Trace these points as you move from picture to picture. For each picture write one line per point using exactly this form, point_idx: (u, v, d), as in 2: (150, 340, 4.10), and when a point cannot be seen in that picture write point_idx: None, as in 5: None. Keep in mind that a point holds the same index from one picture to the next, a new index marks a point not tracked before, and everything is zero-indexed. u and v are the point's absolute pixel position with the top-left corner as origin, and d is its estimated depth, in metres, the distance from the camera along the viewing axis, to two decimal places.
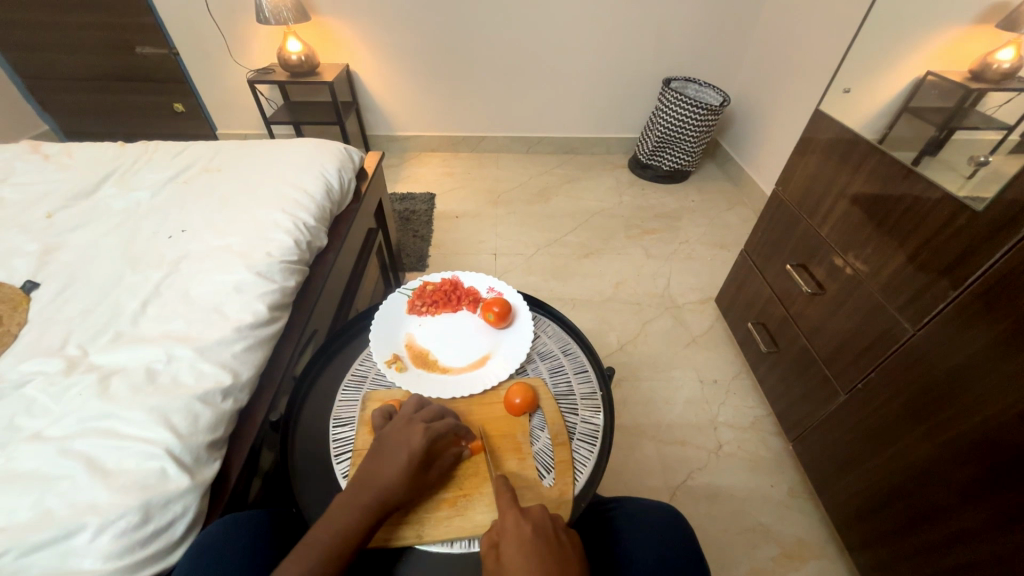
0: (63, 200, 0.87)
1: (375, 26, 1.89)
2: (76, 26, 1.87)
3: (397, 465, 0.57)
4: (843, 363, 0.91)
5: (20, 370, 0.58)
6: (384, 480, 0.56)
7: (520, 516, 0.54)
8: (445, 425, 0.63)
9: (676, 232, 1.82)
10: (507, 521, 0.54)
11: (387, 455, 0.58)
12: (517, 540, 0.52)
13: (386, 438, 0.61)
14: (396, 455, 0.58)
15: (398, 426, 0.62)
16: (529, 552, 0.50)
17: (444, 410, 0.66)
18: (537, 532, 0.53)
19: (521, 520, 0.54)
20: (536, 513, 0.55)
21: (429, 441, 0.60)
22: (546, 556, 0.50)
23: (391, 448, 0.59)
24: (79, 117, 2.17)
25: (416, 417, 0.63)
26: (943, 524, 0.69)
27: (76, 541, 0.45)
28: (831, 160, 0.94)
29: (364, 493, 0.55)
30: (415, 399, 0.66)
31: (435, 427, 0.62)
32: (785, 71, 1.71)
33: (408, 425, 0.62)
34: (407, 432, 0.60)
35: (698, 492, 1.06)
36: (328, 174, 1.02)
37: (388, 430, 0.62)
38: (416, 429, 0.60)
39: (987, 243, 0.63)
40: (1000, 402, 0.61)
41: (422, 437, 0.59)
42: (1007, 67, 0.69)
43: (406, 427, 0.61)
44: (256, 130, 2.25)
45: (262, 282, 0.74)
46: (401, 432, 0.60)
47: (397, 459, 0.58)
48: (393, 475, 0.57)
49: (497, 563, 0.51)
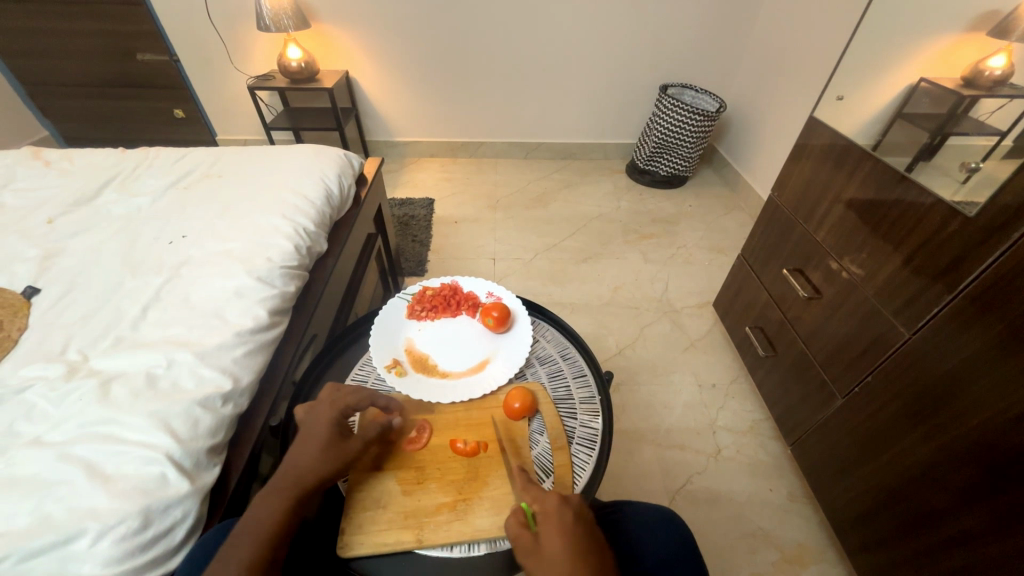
0: (63, 206, 0.88)
1: (375, 34, 1.91)
2: (77, 33, 1.88)
3: (313, 442, 0.58)
4: (841, 366, 0.91)
5: (20, 375, 0.58)
6: (303, 459, 0.57)
7: (560, 501, 0.54)
8: (356, 399, 0.65)
9: (674, 236, 1.83)
10: (546, 504, 0.55)
11: (303, 435, 0.60)
12: (557, 523, 0.52)
13: (303, 422, 0.62)
14: (311, 433, 0.59)
15: (310, 408, 0.63)
16: (569, 535, 0.51)
17: (370, 392, 0.68)
18: (576, 517, 0.53)
19: (561, 504, 0.54)
20: (575, 498, 0.55)
21: (337, 415, 0.62)
22: (585, 541, 0.51)
23: (306, 428, 0.60)
24: (79, 123, 2.18)
25: (329, 397, 0.65)
26: (941, 528, 0.70)
27: (76, 547, 0.45)
28: (826, 165, 0.95)
29: (287, 472, 0.56)
30: (333, 383, 0.68)
31: (343, 402, 0.63)
32: (781, 78, 1.73)
33: (318, 403, 0.63)
34: (317, 411, 0.62)
35: (697, 496, 1.07)
36: (327, 180, 1.02)
37: (303, 414, 0.63)
38: (323, 408, 0.62)
39: (980, 247, 0.64)
40: (996, 405, 0.61)
41: (329, 412, 0.61)
42: (999, 74, 0.71)
43: (315, 408, 0.63)
44: (255, 136, 2.26)
45: (262, 287, 0.74)
46: (312, 413, 0.62)
47: (312, 437, 0.59)
48: (310, 453, 0.57)
49: (535, 545, 0.51)
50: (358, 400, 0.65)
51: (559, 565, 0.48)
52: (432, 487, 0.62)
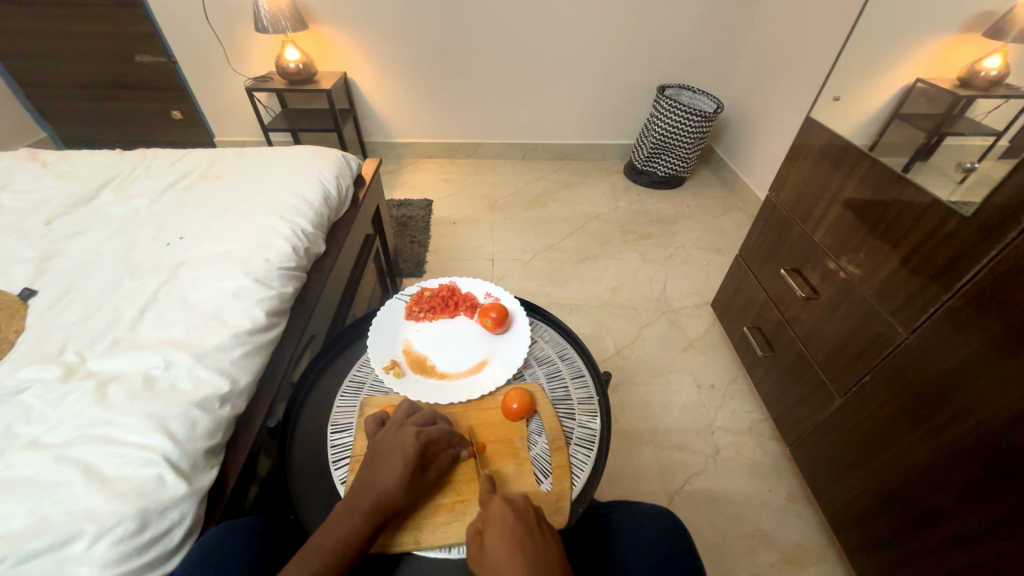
0: (61, 208, 0.87)
1: (373, 35, 1.91)
2: (75, 35, 1.88)
3: (394, 470, 0.57)
4: (839, 366, 0.91)
5: (17, 377, 0.58)
6: (381, 488, 0.56)
7: (503, 504, 0.56)
8: (439, 428, 0.63)
9: (672, 237, 1.83)
10: (491, 509, 0.56)
11: (382, 462, 0.58)
12: (501, 528, 0.53)
13: (380, 445, 0.61)
14: (392, 461, 0.58)
15: (391, 433, 0.62)
16: (511, 538, 0.52)
17: (434, 415, 0.67)
18: (518, 517, 0.54)
19: (504, 507, 0.55)
20: (519, 501, 0.56)
21: (423, 445, 0.60)
22: (528, 539, 0.52)
23: (386, 455, 0.59)
24: (77, 125, 2.17)
25: (408, 423, 0.64)
26: (940, 527, 0.70)
27: (73, 549, 0.45)
28: (823, 165, 0.96)
29: (363, 501, 0.56)
30: (406, 405, 0.67)
31: (428, 431, 0.62)
32: (778, 79, 1.73)
33: (401, 430, 0.62)
34: (400, 438, 0.60)
35: (696, 497, 1.07)
36: (326, 181, 1.02)
37: (383, 436, 0.62)
38: (409, 434, 0.60)
39: (976, 247, 0.65)
40: (993, 404, 0.61)
41: (416, 441, 0.60)
42: (994, 75, 0.71)
43: (399, 433, 0.61)
44: (254, 138, 2.26)
45: (260, 288, 0.74)
46: (394, 438, 0.61)
47: (393, 466, 0.58)
48: (389, 481, 0.57)
49: (480, 552, 0.52)
50: (441, 429, 0.63)
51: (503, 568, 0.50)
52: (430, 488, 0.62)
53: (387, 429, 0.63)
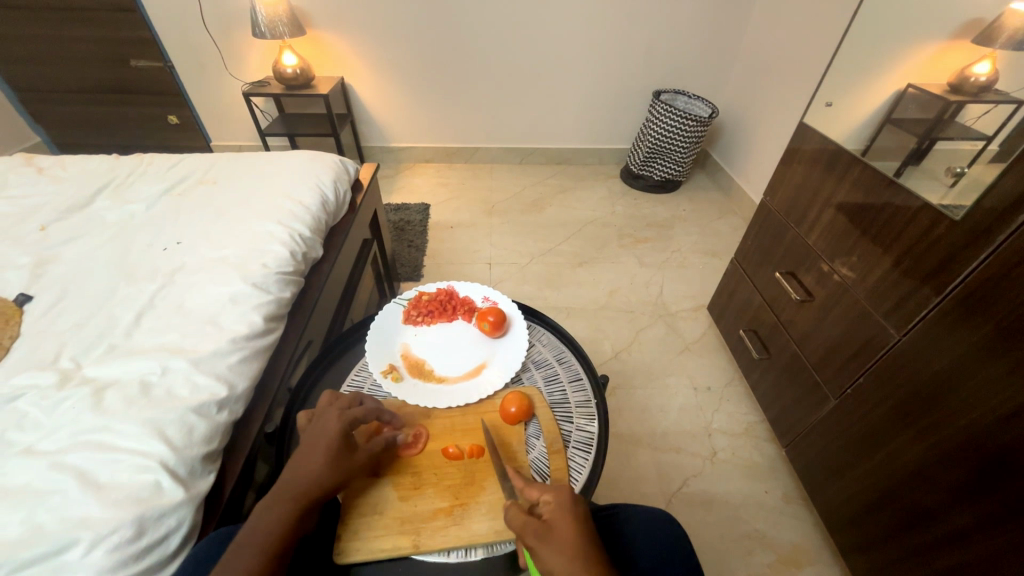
0: (56, 213, 0.87)
1: (371, 41, 1.92)
2: (72, 40, 1.88)
3: (316, 453, 0.57)
4: (833, 368, 0.92)
5: (12, 384, 0.58)
6: (304, 472, 0.56)
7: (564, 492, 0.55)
8: (363, 409, 0.64)
9: (668, 240, 1.84)
10: (552, 497, 0.55)
11: (306, 448, 0.58)
12: (565, 514, 0.53)
13: (304, 433, 0.60)
14: (315, 445, 0.58)
15: (314, 419, 0.62)
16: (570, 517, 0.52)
17: (361, 396, 0.67)
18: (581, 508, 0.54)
19: (566, 495, 0.55)
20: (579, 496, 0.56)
21: (345, 425, 0.60)
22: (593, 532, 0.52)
23: (309, 440, 0.59)
24: (73, 130, 2.17)
25: (333, 408, 0.63)
26: (932, 527, 0.71)
27: (69, 557, 0.45)
28: (817, 169, 0.97)
29: (289, 487, 0.54)
30: (329, 394, 0.66)
31: (352, 411, 0.62)
32: (771, 83, 1.75)
33: (326, 414, 0.62)
34: (324, 423, 0.60)
35: (693, 499, 1.07)
36: (323, 185, 1.02)
37: (307, 424, 0.62)
38: (331, 417, 0.61)
39: (965, 250, 0.66)
40: (986, 404, 0.62)
41: (338, 422, 0.60)
42: (984, 80, 0.72)
43: (322, 418, 0.61)
44: (250, 142, 2.26)
45: (258, 293, 0.74)
46: (317, 423, 0.61)
47: (316, 450, 0.57)
48: (313, 465, 0.56)
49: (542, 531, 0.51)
50: (365, 410, 0.64)
51: (574, 554, 0.49)
52: (427, 491, 0.62)
53: (312, 419, 0.62)
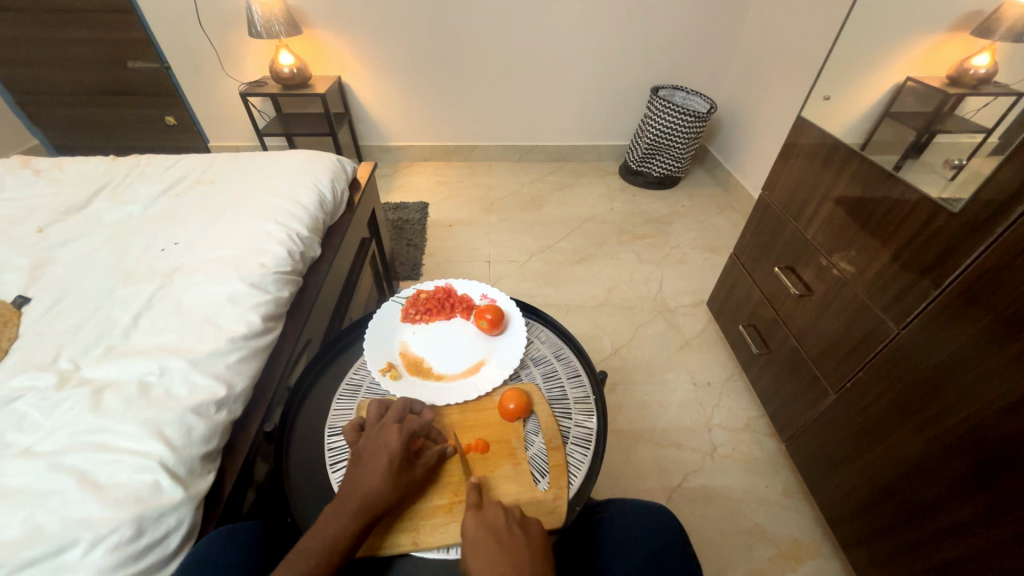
0: (53, 215, 0.87)
1: (368, 39, 1.91)
2: (68, 42, 1.88)
3: (378, 467, 0.57)
4: (833, 362, 0.92)
5: (10, 385, 0.58)
6: (367, 486, 0.56)
7: (472, 516, 0.57)
8: (419, 423, 0.64)
9: (667, 236, 1.84)
10: (465, 524, 0.56)
11: (369, 460, 0.58)
12: (474, 541, 0.54)
13: (364, 446, 0.61)
14: (377, 458, 0.58)
15: (373, 432, 0.62)
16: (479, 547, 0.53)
17: (416, 405, 0.69)
18: (488, 524, 0.55)
19: (474, 518, 0.56)
20: (491, 515, 0.56)
21: (406, 439, 0.61)
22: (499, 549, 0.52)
23: (370, 454, 0.59)
24: (71, 132, 2.17)
25: (390, 421, 0.64)
26: (932, 520, 0.71)
27: (69, 556, 0.45)
28: (814, 163, 0.97)
29: (351, 501, 0.55)
30: (379, 406, 0.67)
31: (410, 425, 0.63)
32: (769, 78, 1.75)
33: (385, 427, 0.62)
34: (383, 436, 0.61)
35: (694, 494, 1.07)
36: (320, 185, 1.02)
37: (364, 437, 0.62)
38: (392, 430, 0.61)
39: (963, 243, 0.66)
40: (986, 397, 0.62)
41: (399, 436, 0.61)
42: (983, 72, 0.72)
43: (381, 431, 0.62)
44: (248, 142, 2.26)
45: (256, 293, 0.74)
46: (377, 436, 0.61)
47: (378, 462, 0.58)
48: (375, 478, 0.57)
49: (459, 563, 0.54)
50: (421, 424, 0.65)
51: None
52: (427, 489, 0.62)
53: (369, 432, 0.63)
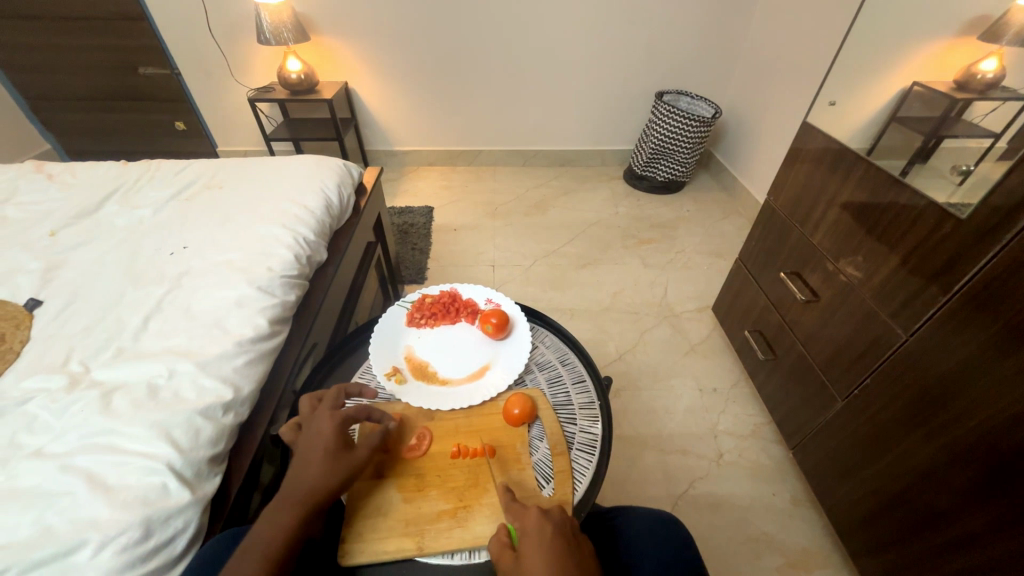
0: (65, 219, 0.88)
1: (374, 46, 1.94)
2: (81, 49, 1.91)
3: (315, 454, 0.58)
4: (841, 368, 0.91)
5: (22, 388, 0.59)
6: (306, 475, 0.56)
7: (540, 516, 0.55)
8: (353, 407, 0.64)
9: (672, 241, 1.83)
10: (529, 522, 0.54)
11: (304, 450, 0.59)
12: (538, 542, 0.52)
13: (302, 439, 0.61)
14: (313, 447, 0.59)
15: (308, 422, 0.62)
16: (551, 550, 0.51)
17: (373, 400, 0.68)
18: (557, 531, 0.53)
19: (541, 519, 0.54)
20: (557, 516, 0.55)
21: (338, 425, 0.61)
22: (570, 555, 0.51)
23: (306, 445, 0.59)
24: (82, 137, 2.21)
25: (321, 409, 0.64)
26: (944, 529, 0.70)
27: (78, 558, 0.45)
28: (819, 169, 0.97)
29: (295, 490, 0.55)
30: (309, 398, 0.66)
31: (344, 410, 0.63)
32: (774, 83, 1.75)
33: (318, 414, 0.62)
34: (317, 424, 0.61)
35: (699, 501, 1.06)
36: (327, 190, 1.03)
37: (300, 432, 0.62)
38: (323, 418, 0.61)
39: (972, 248, 0.65)
40: (996, 405, 0.61)
41: (331, 422, 0.61)
42: (991, 77, 0.72)
43: (313, 420, 0.62)
44: (256, 147, 2.28)
45: (263, 297, 0.75)
46: (311, 426, 0.61)
47: (314, 452, 0.58)
48: (313, 467, 0.57)
49: (516, 562, 0.52)
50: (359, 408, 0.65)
51: None
52: (438, 488, 0.63)
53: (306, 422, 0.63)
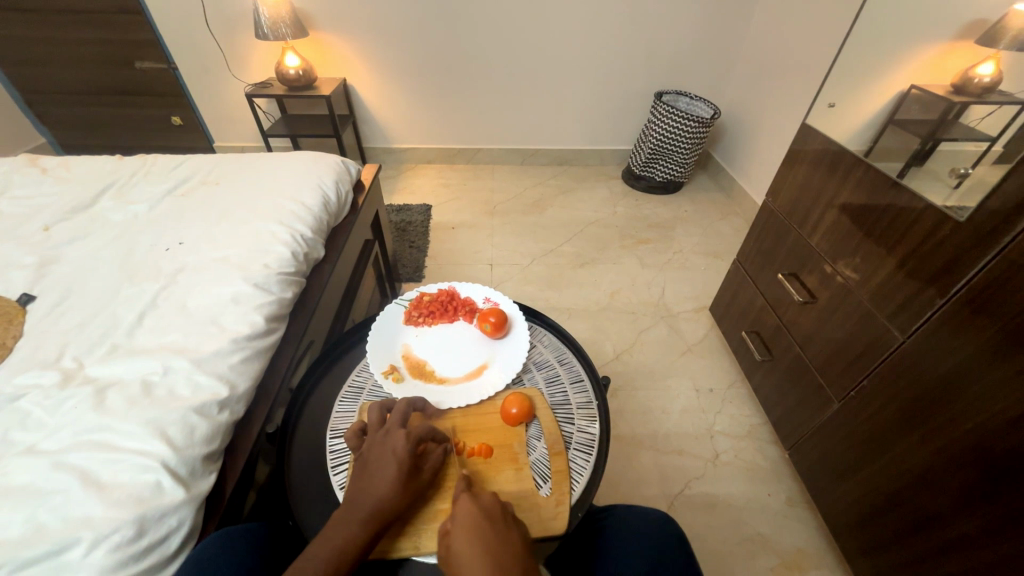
0: (59, 214, 0.87)
1: (373, 42, 1.93)
2: (77, 42, 1.89)
3: (388, 472, 0.57)
4: (837, 369, 0.91)
5: (15, 384, 0.58)
6: (376, 493, 0.56)
7: (469, 502, 0.54)
8: (423, 427, 0.63)
9: (670, 241, 1.84)
10: (457, 510, 0.54)
11: (376, 467, 0.58)
12: (465, 526, 0.52)
13: (371, 453, 0.60)
14: (385, 465, 0.58)
15: (378, 437, 0.61)
16: (475, 534, 0.51)
17: (420, 405, 0.69)
18: (485, 515, 0.53)
19: (470, 504, 0.54)
20: (486, 499, 0.55)
21: (413, 447, 0.60)
22: (495, 537, 0.51)
23: (377, 461, 0.58)
24: (77, 132, 2.18)
25: (396, 426, 0.62)
26: (939, 531, 0.70)
27: (70, 556, 0.45)
28: (818, 170, 0.97)
29: (362, 508, 0.55)
30: (379, 410, 0.65)
31: (416, 430, 0.62)
32: (772, 84, 1.75)
33: (390, 431, 0.61)
34: (391, 441, 0.60)
35: (695, 501, 1.06)
36: (325, 186, 1.03)
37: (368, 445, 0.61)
38: (399, 436, 0.60)
39: (970, 251, 0.65)
40: (992, 407, 0.61)
41: (407, 442, 0.60)
42: (988, 81, 0.72)
43: (387, 437, 0.61)
44: (253, 143, 2.27)
45: (260, 293, 0.75)
46: (383, 442, 0.60)
47: (387, 470, 0.57)
48: (384, 486, 0.56)
49: (447, 549, 0.51)
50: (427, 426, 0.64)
51: (469, 563, 0.48)
52: (428, 493, 0.62)
53: (375, 436, 0.62)
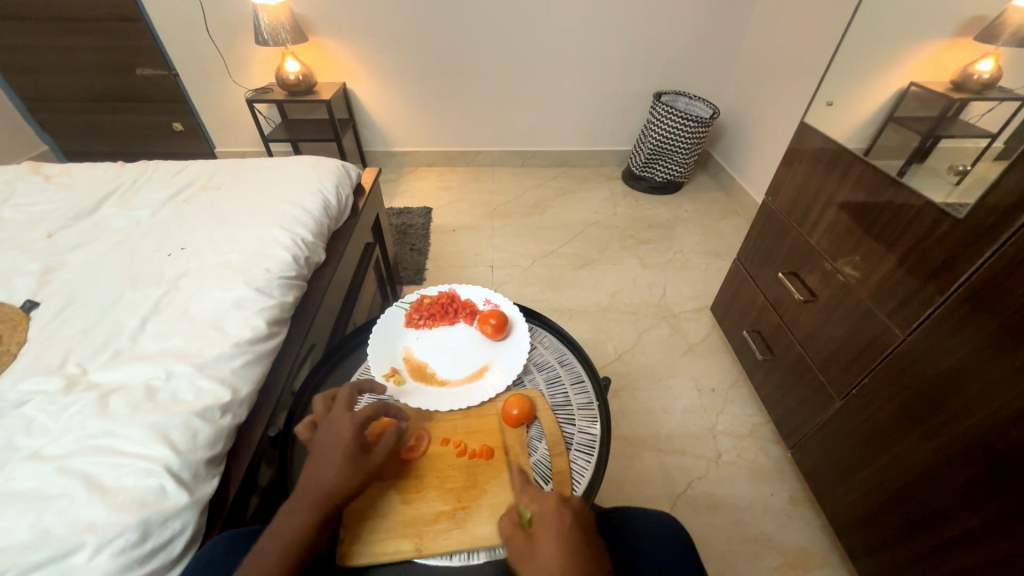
0: (62, 221, 0.88)
1: (373, 46, 1.94)
2: (79, 50, 1.90)
3: (333, 457, 0.58)
4: (839, 367, 0.91)
5: (18, 390, 0.59)
6: (322, 479, 0.56)
7: (558, 503, 0.54)
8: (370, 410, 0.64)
9: (671, 241, 1.84)
10: (544, 505, 0.55)
11: (322, 454, 0.58)
12: (551, 524, 0.52)
13: (317, 442, 0.60)
14: (331, 450, 0.58)
15: (324, 425, 0.62)
16: (559, 535, 0.50)
17: (365, 387, 0.70)
18: (573, 521, 0.52)
19: (557, 505, 0.54)
20: (574, 503, 0.55)
21: (357, 430, 0.60)
22: (581, 542, 0.50)
23: (323, 448, 0.59)
24: (80, 139, 2.20)
25: (341, 412, 0.63)
26: (942, 529, 0.70)
27: (75, 561, 0.45)
28: (818, 169, 0.97)
29: (310, 494, 0.55)
30: (324, 399, 0.66)
31: (362, 414, 0.63)
32: (772, 83, 1.75)
33: (334, 417, 0.62)
34: (335, 428, 0.61)
35: (698, 502, 1.06)
36: (325, 190, 1.03)
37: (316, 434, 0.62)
38: (342, 421, 0.61)
39: (970, 247, 0.65)
40: (993, 404, 0.61)
41: (350, 425, 0.60)
42: (987, 77, 0.72)
43: (332, 423, 0.61)
44: (254, 148, 2.28)
45: (261, 298, 0.75)
46: (328, 428, 0.61)
47: (332, 455, 0.58)
48: (330, 469, 0.57)
49: (526, 542, 0.52)
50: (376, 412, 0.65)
51: (550, 562, 0.48)
52: (432, 495, 0.62)
53: (323, 425, 0.63)
